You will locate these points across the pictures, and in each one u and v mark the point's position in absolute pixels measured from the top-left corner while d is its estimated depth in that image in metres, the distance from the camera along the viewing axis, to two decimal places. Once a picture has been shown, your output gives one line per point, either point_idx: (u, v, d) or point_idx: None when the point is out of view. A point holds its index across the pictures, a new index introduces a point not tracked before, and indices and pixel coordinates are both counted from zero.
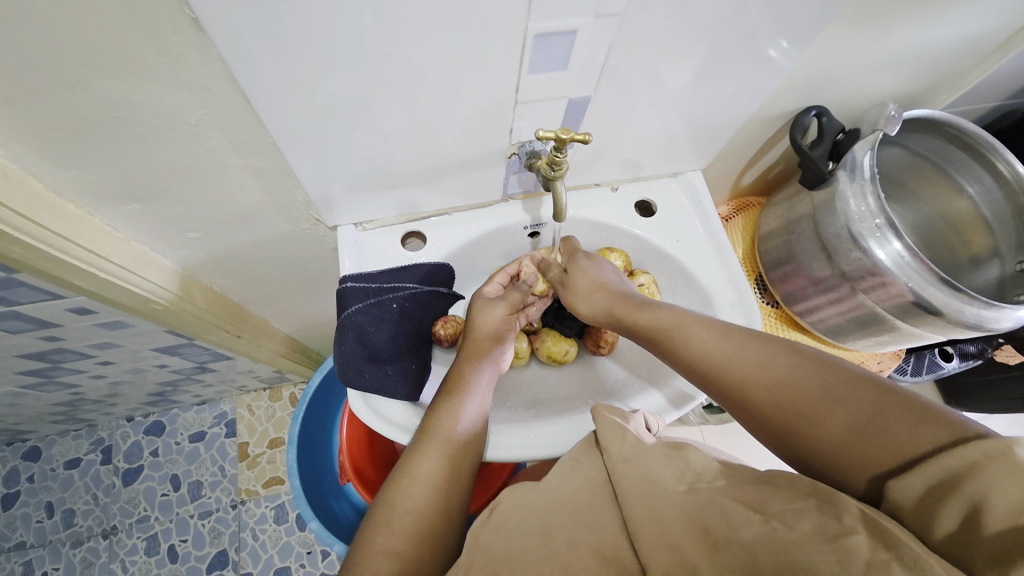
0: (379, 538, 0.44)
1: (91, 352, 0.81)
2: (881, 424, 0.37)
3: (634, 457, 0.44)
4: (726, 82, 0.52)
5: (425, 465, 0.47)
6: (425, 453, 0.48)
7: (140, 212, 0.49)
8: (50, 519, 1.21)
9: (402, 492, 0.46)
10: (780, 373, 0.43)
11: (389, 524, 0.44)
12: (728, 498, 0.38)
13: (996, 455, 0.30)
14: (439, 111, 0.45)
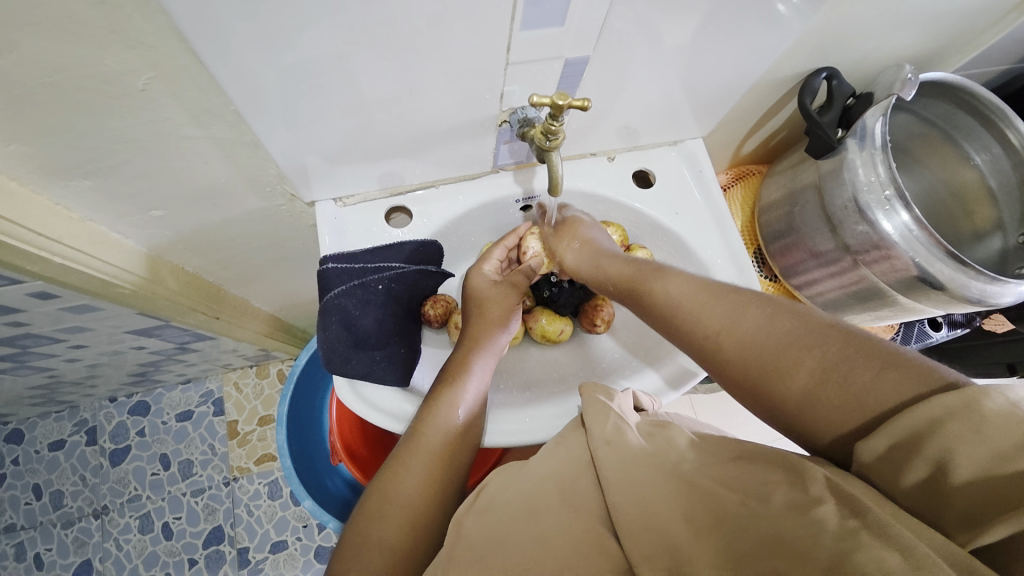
0: (367, 532, 0.42)
1: (61, 336, 0.77)
2: (849, 374, 0.35)
3: (620, 435, 0.42)
4: (735, 40, 0.48)
5: (419, 456, 0.46)
6: (419, 443, 0.46)
7: (92, 189, 0.44)
8: (38, 500, 1.20)
9: (397, 483, 0.44)
10: (752, 324, 0.41)
11: (377, 517, 0.43)
12: (704, 475, 0.36)
13: (961, 410, 0.28)
14: (422, 73, 0.40)
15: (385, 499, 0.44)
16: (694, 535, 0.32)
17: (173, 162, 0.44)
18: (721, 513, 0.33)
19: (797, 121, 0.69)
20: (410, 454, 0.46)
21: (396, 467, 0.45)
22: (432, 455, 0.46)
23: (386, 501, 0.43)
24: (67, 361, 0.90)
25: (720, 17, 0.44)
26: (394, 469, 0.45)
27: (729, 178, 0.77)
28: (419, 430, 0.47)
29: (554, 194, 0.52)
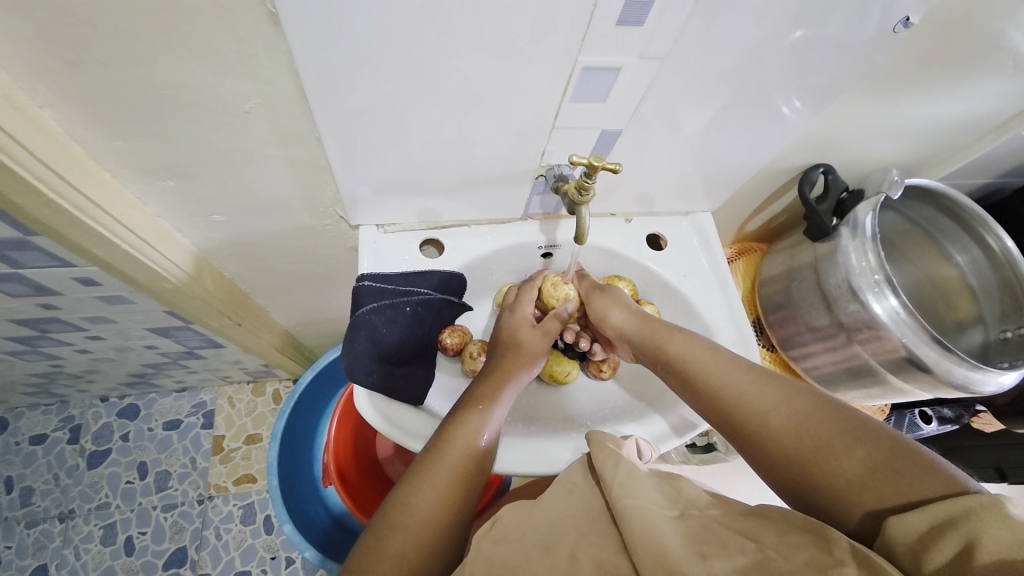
0: (380, 548, 0.43)
1: (84, 325, 0.79)
2: (889, 469, 0.39)
3: (624, 473, 0.44)
4: (747, 132, 0.56)
5: (438, 475, 0.47)
6: (439, 463, 0.48)
7: (169, 189, 0.49)
8: (2, 496, 1.15)
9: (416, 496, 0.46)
10: (795, 409, 0.45)
11: (392, 533, 0.44)
12: (722, 526, 0.38)
13: (991, 506, 0.32)
14: (480, 125, 0.47)
15: (399, 515, 0.45)
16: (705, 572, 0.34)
17: (247, 176, 0.49)
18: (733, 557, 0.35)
19: (794, 208, 0.77)
20: (431, 473, 0.47)
21: (414, 485, 0.47)
22: (452, 477, 0.48)
23: (400, 519, 0.45)
24: (77, 351, 0.92)
25: (736, 111, 0.52)
26: (411, 486, 0.47)
27: (732, 252, 0.84)
28: (442, 451, 0.49)
29: (579, 242, 0.58)
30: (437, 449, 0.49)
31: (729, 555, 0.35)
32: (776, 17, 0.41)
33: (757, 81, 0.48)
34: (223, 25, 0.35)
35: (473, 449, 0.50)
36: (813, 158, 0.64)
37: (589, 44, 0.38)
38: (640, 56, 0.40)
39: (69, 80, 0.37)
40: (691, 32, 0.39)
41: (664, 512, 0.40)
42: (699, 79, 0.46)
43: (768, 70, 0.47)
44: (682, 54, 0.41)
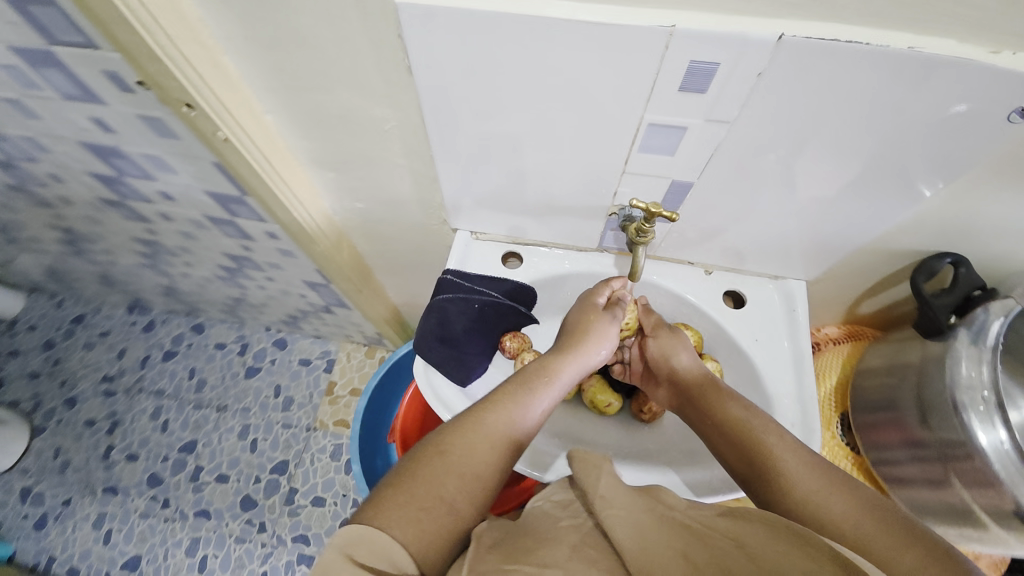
0: (407, 487, 0.44)
1: (265, 267, 1.07)
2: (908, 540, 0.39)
3: (605, 485, 0.45)
4: (841, 204, 0.53)
5: (473, 433, 0.49)
6: (477, 423, 0.50)
7: (330, 181, 0.67)
8: (190, 380, 1.56)
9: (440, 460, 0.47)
10: (816, 466, 0.46)
11: (420, 476, 0.45)
12: (707, 530, 0.40)
13: None
14: (560, 161, 0.54)
15: (429, 462, 0.46)
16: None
17: (381, 178, 0.64)
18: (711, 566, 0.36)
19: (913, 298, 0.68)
20: (467, 429, 0.49)
21: (448, 436, 0.48)
22: (488, 438, 0.49)
23: (429, 466, 0.46)
24: (258, 287, 1.22)
25: (825, 184, 0.50)
26: (445, 437, 0.48)
27: (838, 331, 0.77)
28: (482, 412, 0.51)
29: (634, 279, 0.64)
30: (476, 410, 0.51)
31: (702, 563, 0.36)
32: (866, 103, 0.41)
33: (850, 157, 0.46)
34: (385, 86, 0.49)
35: (512, 416, 0.51)
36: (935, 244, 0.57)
37: (655, 103, 0.43)
38: (705, 117, 0.43)
39: (282, 97, 0.54)
40: (759, 104, 0.41)
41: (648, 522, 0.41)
42: (776, 149, 0.46)
43: (865, 150, 0.45)
44: (753, 120, 0.43)
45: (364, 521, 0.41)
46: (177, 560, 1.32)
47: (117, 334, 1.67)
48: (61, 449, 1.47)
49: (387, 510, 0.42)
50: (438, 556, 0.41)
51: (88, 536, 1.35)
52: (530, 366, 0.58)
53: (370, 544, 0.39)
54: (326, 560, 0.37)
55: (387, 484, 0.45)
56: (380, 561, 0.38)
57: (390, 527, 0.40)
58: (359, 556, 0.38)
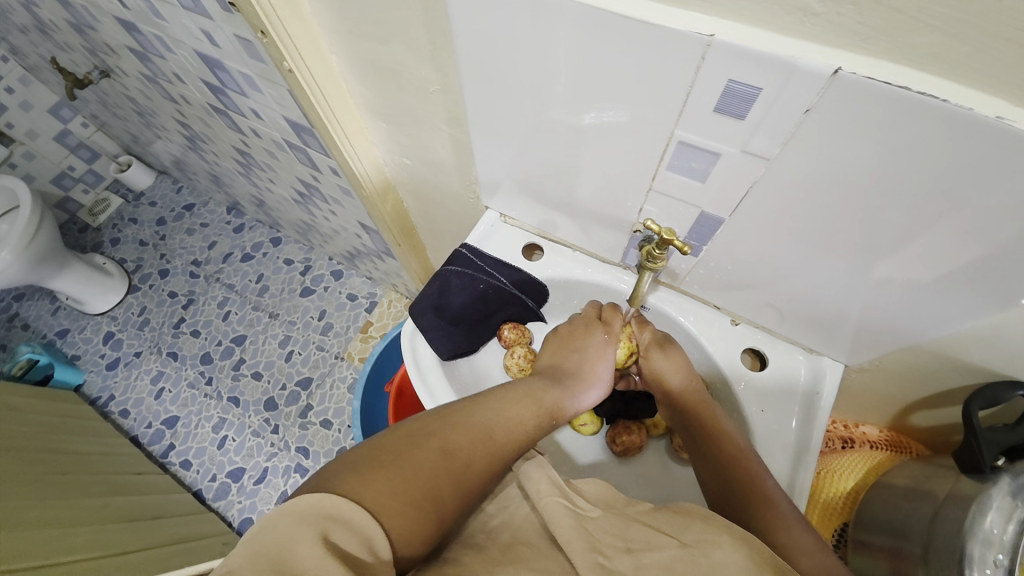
0: (399, 471, 0.41)
1: (329, 201, 1.15)
2: None
3: (542, 485, 0.48)
4: (892, 284, 0.46)
5: (473, 433, 0.48)
6: (478, 425, 0.49)
7: (383, 133, 0.70)
8: (256, 284, 1.74)
9: (431, 438, 0.45)
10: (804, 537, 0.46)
11: (415, 463, 0.43)
12: (649, 526, 0.43)
13: None
14: (592, 161, 0.52)
15: (425, 451, 0.44)
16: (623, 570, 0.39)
17: (426, 142, 0.66)
18: (651, 558, 0.39)
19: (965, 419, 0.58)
20: (467, 428, 0.48)
21: (447, 430, 0.47)
22: (487, 442, 0.48)
23: (424, 456, 0.44)
24: (324, 217, 1.33)
25: (871, 255, 0.45)
26: (444, 429, 0.47)
27: (881, 435, 0.68)
28: (485, 415, 0.50)
29: (634, 303, 0.60)
30: (479, 411, 0.50)
31: (643, 558, 0.39)
32: (929, 173, 0.36)
33: (901, 233, 0.41)
34: (432, 48, 0.50)
35: (514, 429, 0.51)
36: (1005, 364, 0.48)
37: (686, 121, 0.41)
38: (741, 149, 0.41)
39: (346, 41, 0.56)
40: (802, 145, 0.38)
41: (585, 518, 0.44)
42: (819, 201, 0.42)
43: (924, 228, 0.40)
44: (794, 159, 0.40)
45: (347, 495, 0.38)
46: (203, 432, 1.50)
47: (213, 228, 1.89)
48: (145, 309, 1.74)
49: (359, 480, 0.39)
50: (408, 548, 0.40)
51: (144, 387, 1.59)
52: (530, 387, 0.56)
53: (344, 521, 0.36)
54: (295, 524, 0.34)
55: (375, 460, 0.42)
56: (349, 538, 0.36)
57: (371, 508, 0.38)
58: (330, 531, 0.35)
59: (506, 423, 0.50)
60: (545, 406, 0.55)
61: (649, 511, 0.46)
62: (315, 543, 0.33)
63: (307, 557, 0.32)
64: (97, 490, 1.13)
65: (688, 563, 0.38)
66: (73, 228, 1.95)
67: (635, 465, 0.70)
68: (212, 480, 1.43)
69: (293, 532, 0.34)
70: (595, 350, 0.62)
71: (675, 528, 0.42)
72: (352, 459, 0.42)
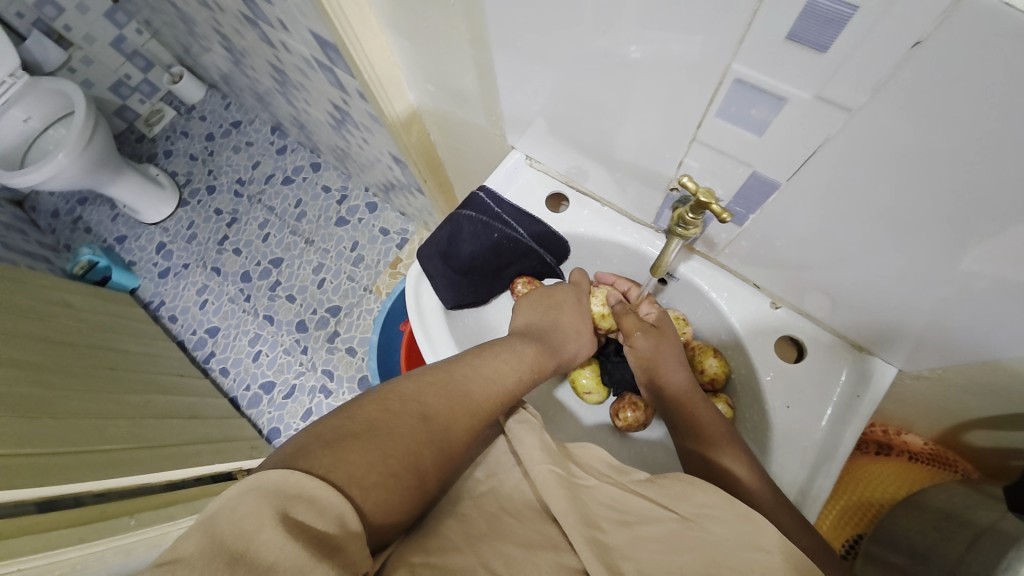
0: (372, 441, 0.38)
1: (360, 128, 1.09)
2: None
3: (536, 453, 0.42)
4: (984, 283, 0.37)
5: (450, 395, 0.45)
6: (457, 386, 0.46)
7: (407, 53, 0.64)
8: (295, 208, 1.76)
9: (402, 401, 0.42)
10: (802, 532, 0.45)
11: (390, 430, 0.40)
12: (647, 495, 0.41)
13: None
14: (631, 100, 0.44)
15: (398, 417, 0.41)
16: (618, 544, 0.37)
17: (450, 66, 0.59)
18: (647, 531, 0.38)
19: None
20: (442, 390, 0.45)
21: (419, 393, 0.44)
22: (467, 404, 0.45)
23: (398, 422, 0.40)
24: (357, 146, 1.28)
25: (958, 248, 0.36)
26: (416, 392, 0.44)
27: (923, 447, 0.61)
28: (463, 375, 0.47)
29: (655, 274, 0.54)
30: (461, 376, 0.47)
31: (641, 531, 0.38)
32: None
33: (1005, 229, 0.32)
34: None
35: (496, 385, 0.48)
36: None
37: (746, 52, 0.33)
38: (813, 94, 0.32)
39: None
40: (898, 95, 0.29)
41: (579, 488, 0.41)
42: (903, 172, 0.34)
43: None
44: (881, 113, 0.31)
45: (314, 472, 0.34)
46: (240, 345, 1.59)
47: (257, 147, 1.90)
48: (193, 223, 1.81)
49: (328, 454, 0.35)
50: (389, 517, 0.37)
51: (190, 297, 1.69)
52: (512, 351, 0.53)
53: (315, 500, 0.32)
54: (254, 507, 0.30)
55: (344, 430, 0.38)
56: (322, 516, 0.32)
57: (346, 482, 0.35)
58: (295, 511, 0.31)
59: (489, 384, 0.48)
60: (529, 366, 0.53)
61: (640, 480, 0.43)
62: (276, 526, 0.29)
63: (268, 545, 0.28)
64: (140, 389, 1.25)
65: (684, 540, 0.37)
66: (131, 137, 2.01)
67: (638, 438, 0.66)
68: (246, 389, 1.53)
69: (249, 517, 0.29)
70: (572, 310, 0.61)
71: (670, 500, 0.40)
72: (312, 435, 0.37)
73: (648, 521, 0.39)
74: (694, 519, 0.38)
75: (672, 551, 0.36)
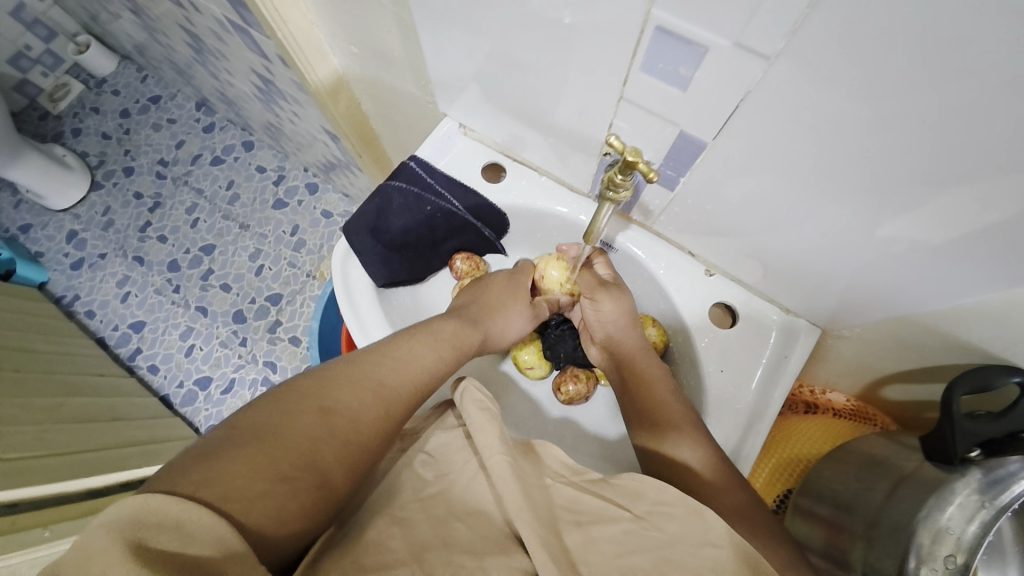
0: (260, 446, 0.33)
1: (288, 101, 1.01)
2: None
3: (494, 442, 0.37)
4: (893, 240, 0.39)
5: (358, 388, 0.41)
6: (365, 376, 0.42)
7: (324, 10, 0.58)
8: (227, 191, 1.63)
9: (303, 398, 0.38)
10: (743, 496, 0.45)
11: (283, 432, 0.35)
12: (598, 492, 0.37)
13: None
14: (559, 58, 0.42)
15: (295, 414, 0.36)
16: (572, 546, 0.34)
17: (369, 23, 0.54)
18: (601, 532, 0.35)
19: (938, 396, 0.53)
20: (353, 383, 0.41)
21: (324, 386, 0.39)
22: (378, 394, 0.41)
23: (296, 420, 0.36)
24: (290, 121, 1.19)
25: (879, 197, 0.36)
26: (320, 386, 0.39)
27: (846, 404, 0.64)
28: (377, 365, 0.43)
29: (588, 241, 0.52)
30: (373, 362, 0.44)
31: (592, 532, 0.34)
32: (972, 82, 0.27)
33: (924, 172, 0.33)
34: None
35: (420, 371, 0.45)
36: (1007, 347, 0.41)
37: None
38: (733, 41, 0.31)
39: None
40: (814, 35, 0.29)
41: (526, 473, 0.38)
42: (825, 120, 0.33)
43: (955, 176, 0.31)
44: (800, 57, 0.30)
45: (181, 491, 0.28)
46: (172, 339, 1.47)
47: (181, 125, 1.73)
48: (109, 209, 1.64)
49: (208, 471, 0.30)
50: (289, 530, 0.32)
51: (111, 290, 1.54)
52: (433, 332, 0.50)
53: (181, 528, 0.26)
54: (104, 543, 0.24)
55: (225, 440, 0.33)
56: (191, 542, 0.26)
57: (221, 500, 0.29)
58: (155, 540, 0.25)
59: (404, 369, 0.45)
60: (447, 343, 0.50)
61: (598, 479, 0.39)
62: (131, 563, 0.23)
63: None
64: (50, 391, 1.13)
65: (640, 542, 0.34)
66: (33, 114, 1.77)
67: (586, 411, 0.65)
68: (180, 386, 1.43)
69: (100, 555, 0.24)
70: (500, 286, 0.59)
71: (625, 497, 0.37)
72: (194, 450, 0.32)
73: (601, 520, 0.35)
74: (650, 520, 0.35)
75: (629, 553, 0.33)
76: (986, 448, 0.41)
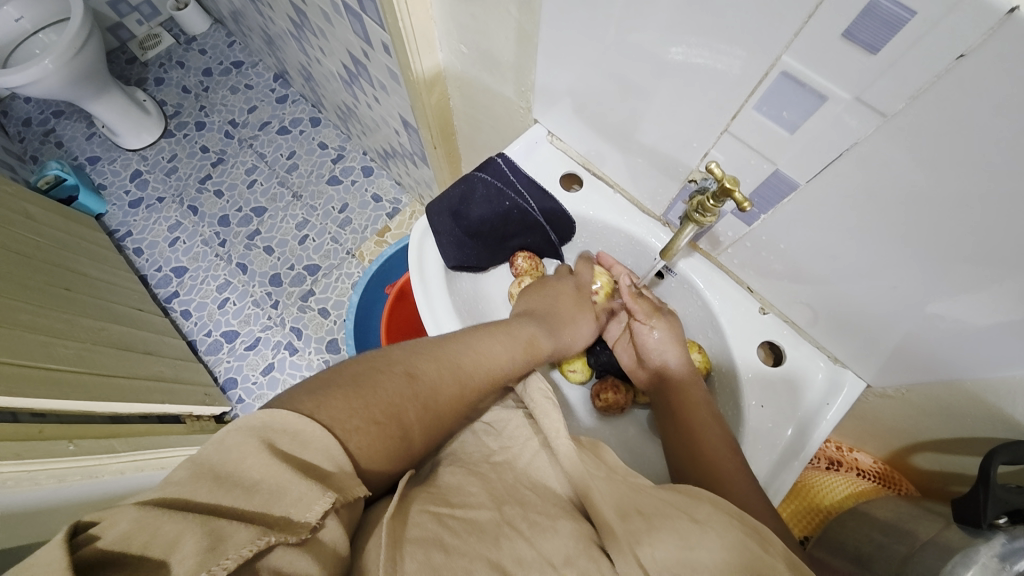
0: (356, 390, 0.37)
1: (374, 85, 1.06)
2: None
3: (559, 425, 0.41)
4: (949, 315, 0.42)
5: (442, 366, 0.45)
6: (449, 356, 0.46)
7: (446, 9, 0.63)
8: (288, 159, 1.70)
9: (397, 364, 0.42)
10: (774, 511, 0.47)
11: (376, 385, 0.39)
12: (655, 493, 0.38)
13: None
14: (668, 90, 0.46)
15: (386, 373, 0.41)
16: (635, 534, 0.33)
17: (488, 26, 0.58)
18: (664, 522, 0.34)
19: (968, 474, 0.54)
20: (435, 357, 0.45)
21: (410, 357, 0.44)
22: (457, 374, 0.45)
23: (386, 379, 0.40)
24: (366, 104, 1.26)
25: (948, 274, 0.39)
26: (406, 356, 0.44)
27: (872, 466, 0.66)
28: (458, 347, 0.47)
29: (665, 258, 0.58)
30: (452, 343, 0.48)
31: (656, 522, 0.34)
32: None
33: (1013, 256, 0.34)
34: None
35: (497, 365, 0.48)
36: None
37: (800, 46, 0.35)
38: (854, 95, 0.34)
39: None
40: (934, 100, 0.31)
41: (586, 457, 0.39)
42: (912, 192, 0.37)
43: None
44: (913, 119, 0.33)
45: (298, 409, 0.33)
46: (209, 289, 1.53)
47: (257, 91, 1.82)
48: (175, 156, 1.73)
49: (319, 398, 0.35)
50: (375, 465, 0.36)
51: (161, 232, 1.61)
52: (510, 328, 0.54)
53: (296, 435, 0.32)
54: (240, 440, 0.30)
55: (328, 381, 0.38)
56: (304, 449, 0.32)
57: (327, 418, 0.34)
58: (279, 442, 0.31)
59: (480, 357, 0.48)
60: (524, 346, 0.53)
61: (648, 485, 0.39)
62: (264, 455, 0.30)
63: (255, 466, 0.29)
64: (92, 313, 1.18)
65: (698, 537, 0.33)
66: (121, 57, 1.88)
67: (618, 424, 0.67)
68: (207, 335, 1.47)
69: (236, 449, 0.30)
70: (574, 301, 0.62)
71: (686, 505, 0.36)
72: (305, 383, 0.37)
73: (663, 513, 0.35)
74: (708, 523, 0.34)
75: (691, 546, 0.32)
76: (1014, 519, 0.42)
